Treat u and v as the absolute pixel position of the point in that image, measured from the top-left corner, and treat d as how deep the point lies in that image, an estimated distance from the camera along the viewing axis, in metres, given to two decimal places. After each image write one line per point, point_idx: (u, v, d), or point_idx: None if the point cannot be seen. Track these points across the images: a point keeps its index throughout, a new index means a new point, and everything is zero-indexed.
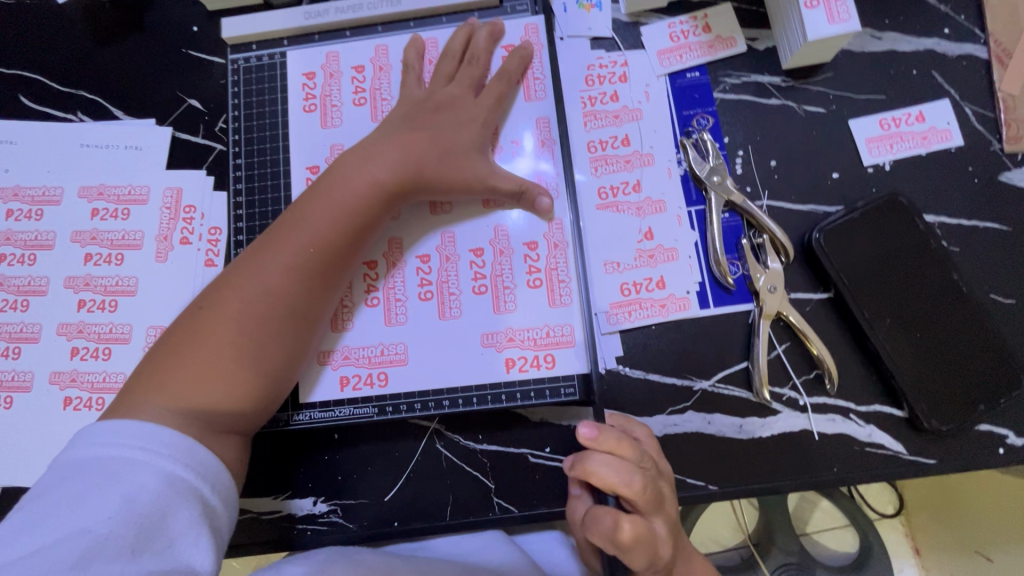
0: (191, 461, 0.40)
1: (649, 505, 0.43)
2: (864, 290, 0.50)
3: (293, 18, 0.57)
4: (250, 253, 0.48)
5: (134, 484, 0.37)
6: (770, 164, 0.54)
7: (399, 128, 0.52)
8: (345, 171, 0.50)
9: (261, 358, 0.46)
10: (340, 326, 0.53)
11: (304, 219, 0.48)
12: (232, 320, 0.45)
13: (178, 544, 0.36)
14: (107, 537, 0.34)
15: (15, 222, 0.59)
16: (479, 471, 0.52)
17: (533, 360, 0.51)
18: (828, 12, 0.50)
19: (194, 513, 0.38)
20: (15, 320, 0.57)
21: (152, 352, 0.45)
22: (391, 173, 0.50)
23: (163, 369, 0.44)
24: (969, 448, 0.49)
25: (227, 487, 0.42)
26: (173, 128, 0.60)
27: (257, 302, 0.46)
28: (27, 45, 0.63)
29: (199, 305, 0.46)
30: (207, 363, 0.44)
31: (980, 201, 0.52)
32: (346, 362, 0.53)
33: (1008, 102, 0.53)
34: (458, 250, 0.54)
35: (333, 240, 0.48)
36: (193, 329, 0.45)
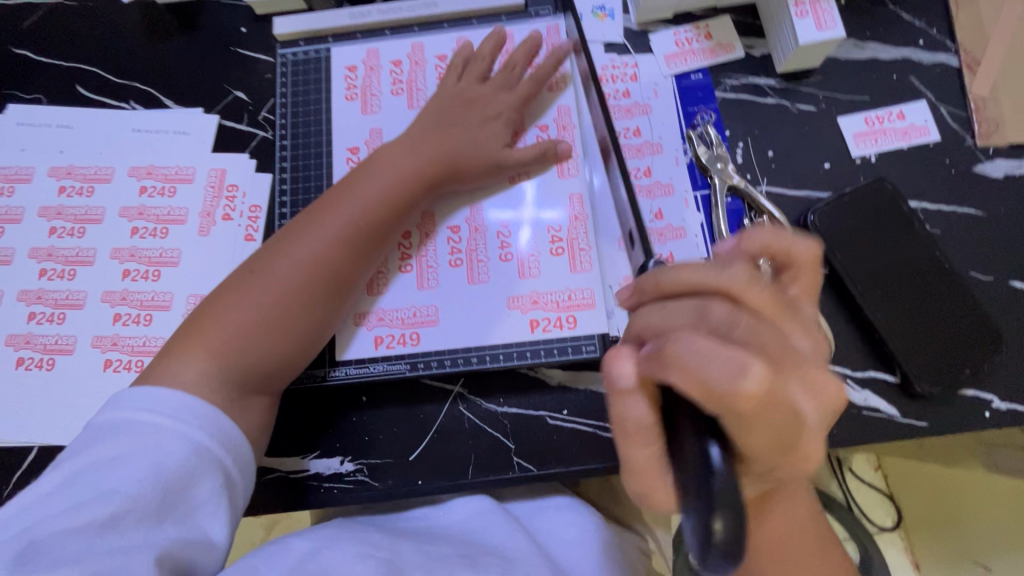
0: (216, 432, 0.42)
1: (757, 334, 0.29)
2: (856, 264, 0.54)
3: (338, 19, 0.64)
4: (300, 220, 0.53)
5: (163, 450, 0.39)
6: (768, 153, 0.60)
7: (438, 118, 0.57)
8: (389, 154, 0.55)
9: (296, 312, 0.49)
10: (374, 289, 0.57)
11: (352, 194, 0.53)
12: (281, 279, 0.49)
13: (198, 513, 0.40)
14: (136, 501, 0.37)
15: (67, 198, 0.63)
16: (500, 432, 0.55)
17: (556, 320, 0.55)
18: (816, 21, 0.57)
19: (215, 484, 0.41)
20: (61, 288, 0.60)
21: (200, 307, 0.49)
22: (426, 153, 0.55)
23: (212, 319, 0.47)
24: (958, 412, 0.53)
25: (246, 459, 0.45)
26: (220, 116, 0.65)
27: (305, 265, 0.50)
28: (88, 42, 0.69)
29: (247, 267, 0.50)
30: (255, 316, 0.48)
31: (956, 189, 0.58)
32: (379, 324, 0.57)
33: (979, 103, 0.59)
34: (486, 226, 0.58)
35: (375, 211, 0.52)
36: (243, 287, 0.49)
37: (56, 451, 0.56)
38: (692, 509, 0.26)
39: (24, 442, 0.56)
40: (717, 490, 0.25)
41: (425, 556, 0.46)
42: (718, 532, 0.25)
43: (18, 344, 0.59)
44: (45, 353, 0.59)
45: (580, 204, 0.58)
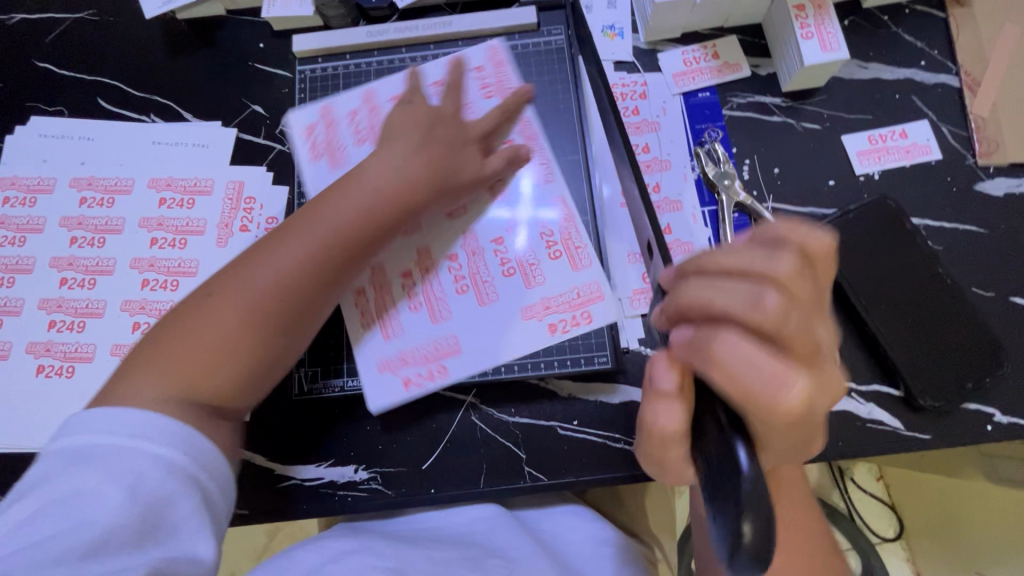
0: (189, 449, 0.40)
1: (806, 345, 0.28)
2: (860, 280, 0.56)
3: (355, 36, 0.65)
4: (272, 235, 0.50)
5: (136, 472, 0.37)
6: (774, 170, 0.61)
7: (421, 134, 0.54)
8: (370, 168, 0.52)
9: (261, 335, 0.47)
10: (384, 328, 0.57)
11: (326, 214, 0.50)
12: (244, 301, 0.46)
13: (181, 531, 0.38)
14: (115, 527, 0.35)
15: (88, 208, 0.64)
16: (511, 442, 0.56)
17: (571, 320, 0.56)
18: (821, 42, 0.58)
19: (194, 501, 0.39)
20: (81, 297, 0.62)
21: (160, 327, 0.46)
22: (409, 167, 0.53)
23: (169, 344, 0.44)
24: (961, 426, 0.54)
25: (224, 473, 0.42)
26: (238, 129, 0.67)
27: (271, 288, 0.47)
28: (110, 56, 0.70)
29: (210, 287, 0.47)
30: (214, 341, 0.45)
31: (958, 206, 0.59)
32: (403, 363, 0.56)
33: (980, 123, 0.61)
34: (479, 234, 0.58)
35: (350, 231, 0.50)
36: (204, 308, 0.46)
37: None
38: (720, 510, 0.27)
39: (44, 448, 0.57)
40: (745, 494, 0.26)
41: (429, 561, 0.47)
42: (746, 536, 0.26)
43: (39, 351, 0.60)
44: (65, 360, 0.60)
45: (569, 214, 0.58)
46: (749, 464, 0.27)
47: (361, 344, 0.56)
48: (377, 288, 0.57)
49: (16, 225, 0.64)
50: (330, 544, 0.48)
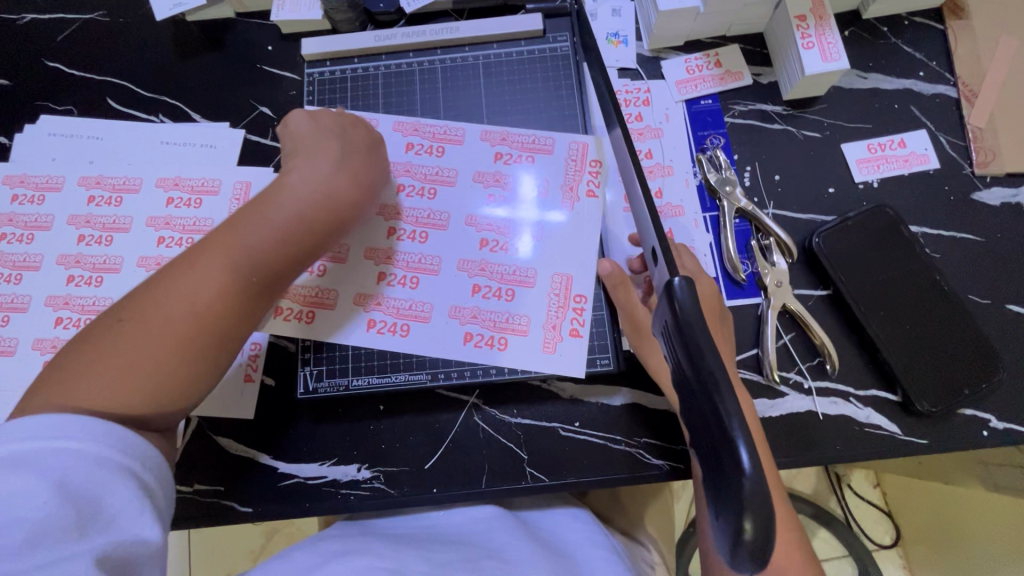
0: (117, 442, 0.37)
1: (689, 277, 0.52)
2: (859, 286, 0.57)
3: (364, 41, 0.66)
4: (183, 256, 0.45)
5: (59, 466, 0.34)
6: (774, 177, 0.62)
7: (343, 149, 0.53)
8: (294, 177, 0.49)
9: (188, 357, 0.41)
10: (511, 335, 0.57)
11: (242, 224, 0.46)
12: (154, 329, 0.41)
13: (122, 519, 0.35)
14: (47, 521, 0.32)
15: (95, 207, 0.65)
16: (513, 442, 0.57)
17: (592, 180, 0.61)
18: (822, 52, 0.59)
19: (132, 487, 0.36)
20: (88, 294, 0.62)
21: (56, 368, 0.41)
22: (337, 175, 0.51)
23: (72, 384, 0.39)
24: (957, 431, 0.55)
25: (159, 461, 0.40)
26: (246, 130, 0.68)
27: (184, 308, 0.42)
28: (120, 57, 0.71)
29: (116, 316, 0.42)
30: (125, 371, 0.39)
31: (955, 215, 0.60)
32: (557, 329, 0.57)
33: (977, 133, 0.62)
34: (440, 207, 0.61)
35: (277, 237, 0.46)
36: (108, 341, 0.41)
37: None
38: (723, 508, 0.27)
39: None
40: (746, 495, 0.26)
41: (428, 563, 0.46)
42: (748, 533, 0.26)
43: (45, 348, 0.60)
44: None
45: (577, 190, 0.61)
46: (750, 465, 0.26)
47: (516, 363, 0.56)
48: (460, 320, 0.58)
49: (24, 222, 0.64)
50: (331, 542, 0.48)
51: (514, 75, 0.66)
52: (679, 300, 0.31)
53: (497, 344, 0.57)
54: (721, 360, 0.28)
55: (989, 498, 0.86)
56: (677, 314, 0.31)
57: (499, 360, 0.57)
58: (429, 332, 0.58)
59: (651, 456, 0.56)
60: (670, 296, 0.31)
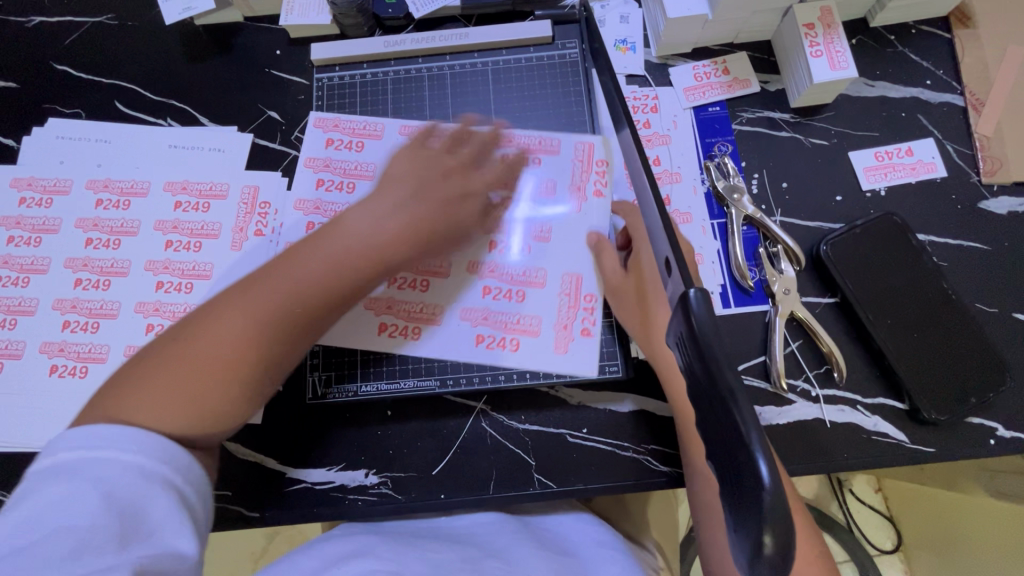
0: (160, 453, 0.39)
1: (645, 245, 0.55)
2: (867, 294, 0.57)
3: (373, 46, 0.66)
4: (243, 284, 0.47)
5: (108, 477, 0.36)
6: (782, 185, 0.62)
7: (416, 189, 0.53)
8: (359, 214, 0.51)
9: (230, 385, 0.44)
10: (523, 337, 0.57)
11: (293, 267, 0.47)
12: (205, 354, 0.43)
13: (162, 530, 0.37)
14: (93, 529, 0.34)
15: (104, 210, 0.65)
16: (521, 448, 0.57)
17: (598, 177, 0.62)
18: (830, 61, 0.60)
19: (172, 500, 0.38)
20: (96, 298, 0.62)
21: (118, 374, 0.45)
22: (402, 214, 0.51)
23: (121, 394, 0.42)
24: (964, 439, 0.55)
25: (199, 476, 0.42)
26: (254, 134, 0.68)
27: (225, 340, 0.44)
28: (128, 60, 0.71)
29: (171, 335, 0.45)
30: (164, 391, 0.42)
31: (962, 223, 0.60)
32: (568, 329, 0.58)
33: (984, 142, 0.62)
34: None
35: (333, 278, 0.47)
36: (165, 359, 0.44)
37: None
38: (743, 522, 0.27)
39: None
40: (765, 508, 0.26)
41: (430, 565, 0.46)
42: (767, 547, 0.26)
43: (53, 351, 0.60)
44: (78, 360, 0.60)
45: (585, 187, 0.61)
46: (770, 479, 0.26)
47: (527, 362, 0.57)
48: (472, 321, 0.58)
49: (32, 225, 0.64)
50: (339, 547, 0.48)
51: (523, 81, 0.66)
52: (694, 313, 0.31)
53: (508, 345, 0.57)
54: (738, 373, 0.29)
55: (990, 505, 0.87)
56: (692, 327, 0.31)
57: (511, 360, 0.57)
58: (440, 334, 0.58)
59: (658, 463, 0.56)
60: (685, 308, 0.31)
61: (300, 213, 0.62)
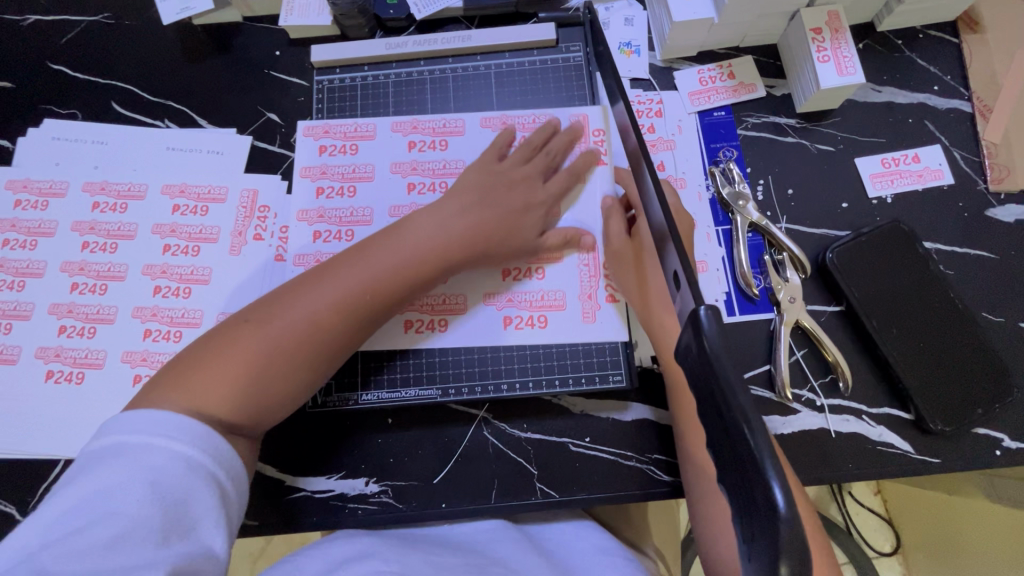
0: (207, 445, 0.41)
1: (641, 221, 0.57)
2: (873, 304, 0.56)
3: (375, 49, 0.65)
4: (307, 278, 0.51)
5: (156, 467, 0.38)
6: (787, 192, 0.62)
7: (480, 197, 0.56)
8: (413, 225, 0.54)
9: (289, 376, 0.47)
10: (550, 312, 0.58)
11: (357, 268, 0.51)
12: (272, 343, 0.47)
13: (200, 527, 0.38)
14: (137, 520, 0.35)
15: (100, 213, 0.64)
16: (523, 457, 0.56)
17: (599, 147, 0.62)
18: (837, 66, 0.59)
19: (213, 497, 0.39)
20: (92, 302, 0.61)
21: (189, 350, 0.47)
22: (457, 224, 0.54)
23: (193, 370, 0.45)
24: (970, 450, 0.55)
25: (238, 471, 0.43)
26: (253, 137, 0.67)
27: (294, 328, 0.48)
28: (125, 60, 0.70)
29: (243, 317, 0.48)
30: (235, 373, 0.45)
31: (968, 231, 0.60)
32: (592, 300, 0.58)
33: (991, 149, 0.62)
34: (454, 155, 0.62)
35: (389, 286, 0.51)
36: (231, 340, 0.47)
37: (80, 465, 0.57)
38: (757, 544, 0.27)
39: (52, 455, 0.57)
40: (783, 540, 0.25)
41: (433, 571, 0.45)
42: None
43: (48, 357, 0.60)
44: (75, 366, 0.59)
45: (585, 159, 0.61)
46: (786, 507, 0.26)
47: (559, 337, 0.57)
48: (496, 305, 0.58)
49: (27, 228, 0.63)
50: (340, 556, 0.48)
51: (525, 85, 0.65)
52: (706, 331, 0.31)
53: (536, 323, 0.58)
54: (752, 398, 0.28)
55: (991, 512, 0.86)
56: (704, 346, 0.31)
57: (542, 338, 0.57)
58: (467, 323, 0.58)
59: (661, 473, 0.55)
60: (697, 326, 0.31)
61: (305, 224, 0.61)
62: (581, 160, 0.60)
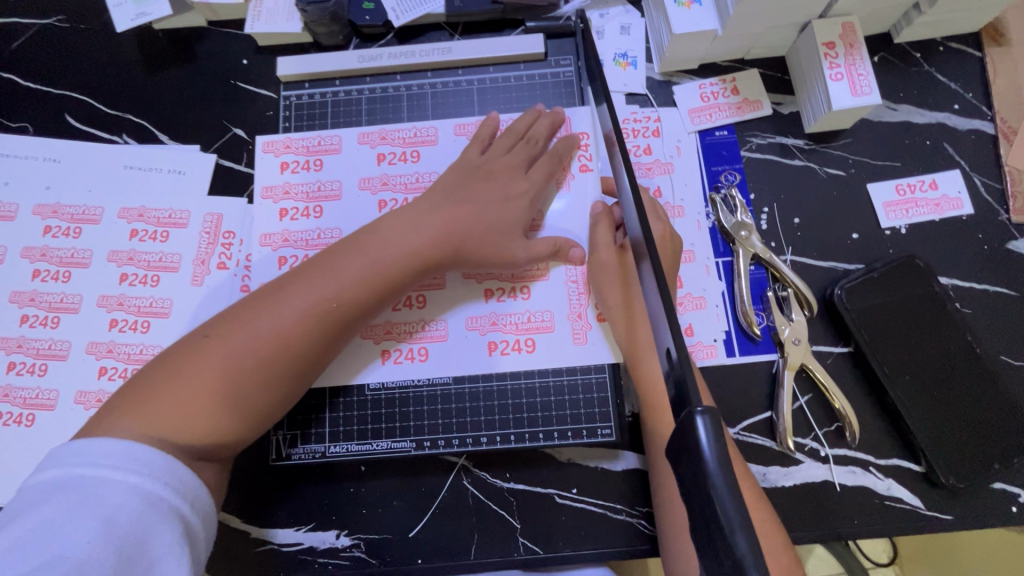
0: (170, 478, 0.38)
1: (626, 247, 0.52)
2: (884, 346, 0.52)
3: (347, 61, 0.60)
4: (270, 288, 0.46)
5: (110, 504, 0.35)
6: (794, 221, 0.57)
7: (452, 192, 0.51)
8: (386, 229, 0.48)
9: (254, 396, 0.43)
10: (537, 335, 0.53)
11: (324, 277, 0.46)
12: (230, 362, 0.42)
13: (159, 567, 0.35)
14: (86, 563, 0.33)
15: (52, 238, 0.59)
16: (505, 510, 0.52)
17: (587, 155, 0.57)
18: (851, 85, 0.54)
19: (174, 534, 0.37)
20: (44, 337, 0.57)
21: (147, 369, 0.44)
22: (434, 234, 0.48)
23: (149, 394, 0.41)
24: (984, 505, 0.51)
25: (205, 506, 0.40)
26: (218, 155, 0.62)
27: (255, 347, 0.43)
28: (80, 69, 0.65)
29: (202, 333, 0.44)
30: (200, 392, 0.41)
31: (990, 267, 0.55)
32: (583, 318, 0.53)
33: (1014, 175, 0.57)
34: (426, 168, 0.57)
35: (358, 296, 0.46)
36: (188, 359, 0.43)
37: None
38: None
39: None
40: None
41: None
42: None
43: None
44: (24, 407, 0.55)
45: (568, 167, 0.56)
46: None
47: (547, 362, 0.52)
48: (479, 330, 0.53)
49: None
50: None
51: (511, 103, 0.60)
52: (704, 451, 0.27)
53: (523, 347, 0.53)
54: (753, 542, 0.25)
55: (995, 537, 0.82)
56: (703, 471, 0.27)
57: (529, 364, 0.52)
58: (448, 350, 0.53)
59: (654, 529, 0.51)
60: (695, 447, 0.27)
61: (268, 249, 0.56)
62: (560, 143, 0.55)
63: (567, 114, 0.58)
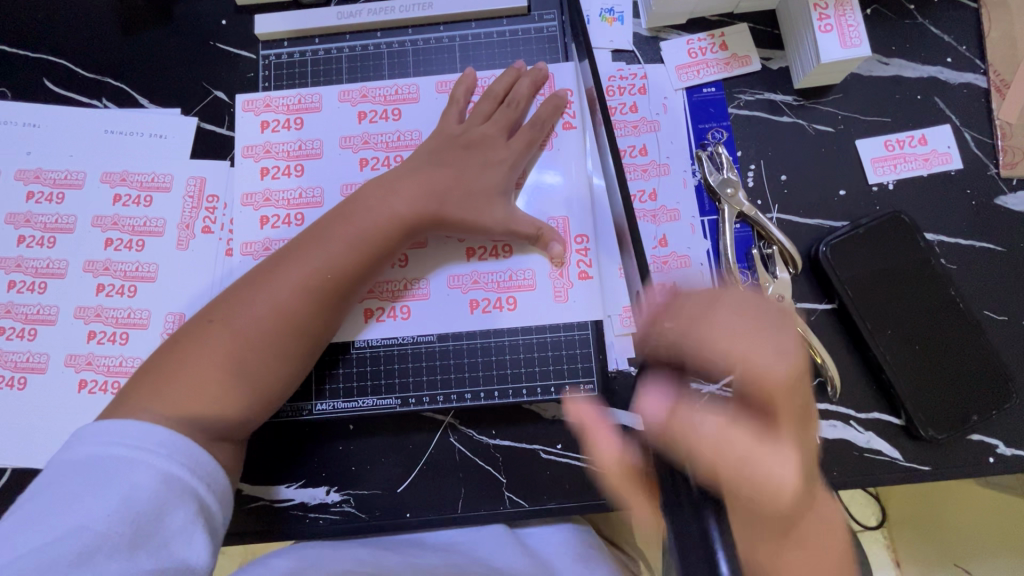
0: (187, 460, 0.38)
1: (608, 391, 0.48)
2: (867, 304, 0.52)
3: (326, 20, 0.59)
4: (267, 266, 0.46)
5: (128, 484, 0.35)
6: (781, 177, 0.57)
7: (429, 157, 0.51)
8: (367, 201, 0.48)
9: (265, 374, 0.44)
10: (519, 292, 0.53)
11: (318, 249, 0.46)
12: (240, 345, 0.43)
13: (172, 543, 0.35)
14: (104, 536, 0.33)
15: (35, 204, 0.59)
16: (490, 465, 0.53)
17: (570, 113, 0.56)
18: (841, 37, 0.53)
19: (190, 510, 0.37)
20: (32, 302, 0.57)
21: (154, 359, 0.44)
22: (415, 199, 0.49)
23: (163, 379, 0.41)
24: (963, 455, 0.52)
25: (222, 486, 0.40)
26: (198, 117, 0.61)
27: (256, 324, 0.43)
28: (54, 31, 0.63)
29: (205, 319, 0.44)
30: (211, 375, 0.42)
31: (977, 221, 0.55)
32: (565, 275, 0.53)
33: (1005, 129, 0.56)
34: (408, 126, 0.57)
35: (347, 263, 0.46)
36: (197, 345, 0.43)
37: (28, 473, 0.54)
38: None
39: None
40: None
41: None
42: None
43: None
44: (15, 370, 0.56)
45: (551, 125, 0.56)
46: None
47: (528, 319, 0.53)
48: (461, 288, 0.54)
49: None
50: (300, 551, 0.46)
51: (494, 60, 0.59)
52: None
53: (505, 305, 0.53)
54: None
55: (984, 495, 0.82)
56: None
57: (510, 320, 0.53)
58: (431, 308, 0.54)
59: None
60: None
61: (250, 209, 0.56)
62: (544, 108, 0.54)
63: (552, 70, 0.57)
